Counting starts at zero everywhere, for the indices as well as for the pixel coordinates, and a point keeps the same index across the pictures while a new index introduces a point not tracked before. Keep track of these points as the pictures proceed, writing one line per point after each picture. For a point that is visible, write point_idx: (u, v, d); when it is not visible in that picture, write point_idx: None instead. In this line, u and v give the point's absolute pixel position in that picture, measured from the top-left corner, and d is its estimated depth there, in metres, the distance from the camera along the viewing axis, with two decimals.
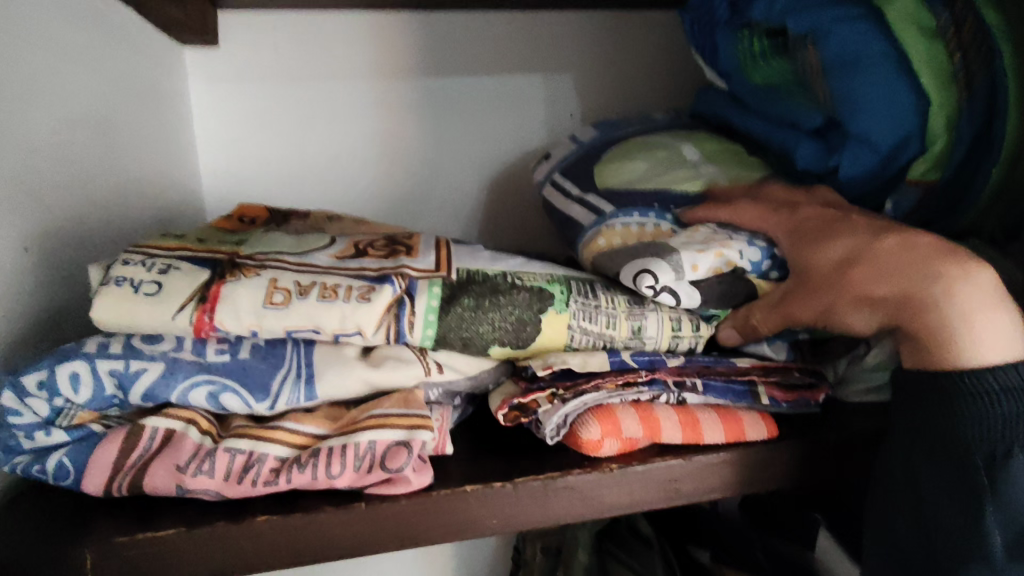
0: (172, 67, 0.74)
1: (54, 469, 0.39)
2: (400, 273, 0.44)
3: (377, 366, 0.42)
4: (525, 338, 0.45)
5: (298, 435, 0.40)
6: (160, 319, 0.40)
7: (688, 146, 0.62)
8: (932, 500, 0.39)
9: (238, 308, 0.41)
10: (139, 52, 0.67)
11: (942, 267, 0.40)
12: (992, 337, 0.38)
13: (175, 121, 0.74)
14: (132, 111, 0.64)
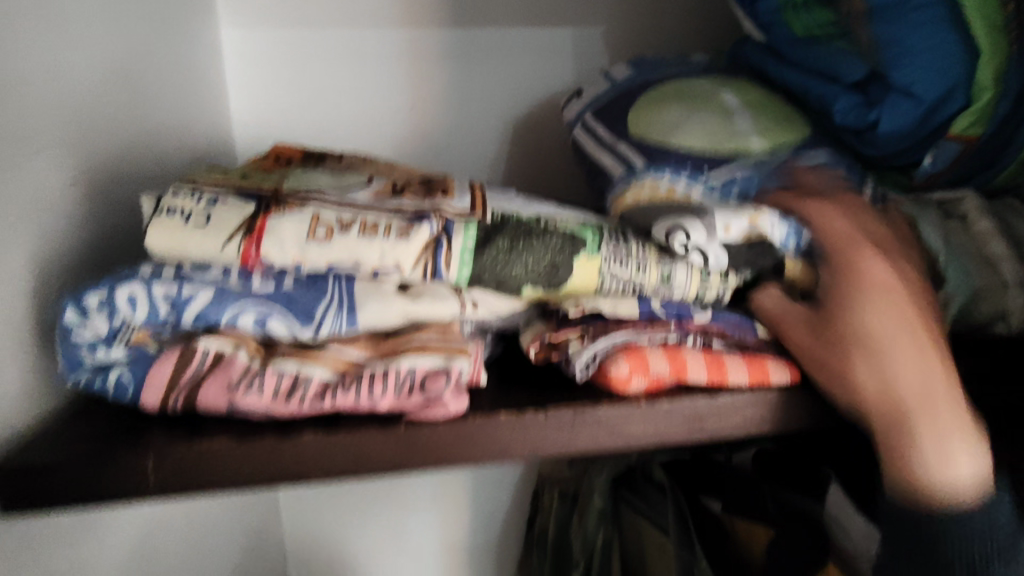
0: (205, 11, 0.74)
1: (115, 385, 0.41)
2: (437, 213, 0.45)
3: (415, 299, 0.44)
4: (557, 280, 0.46)
5: (340, 360, 0.42)
6: (212, 248, 0.42)
7: (727, 95, 0.61)
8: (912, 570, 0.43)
9: (283, 240, 0.42)
10: None
11: (932, 397, 0.43)
12: (961, 471, 0.43)
13: (207, 64, 0.74)
14: (168, 55, 0.65)
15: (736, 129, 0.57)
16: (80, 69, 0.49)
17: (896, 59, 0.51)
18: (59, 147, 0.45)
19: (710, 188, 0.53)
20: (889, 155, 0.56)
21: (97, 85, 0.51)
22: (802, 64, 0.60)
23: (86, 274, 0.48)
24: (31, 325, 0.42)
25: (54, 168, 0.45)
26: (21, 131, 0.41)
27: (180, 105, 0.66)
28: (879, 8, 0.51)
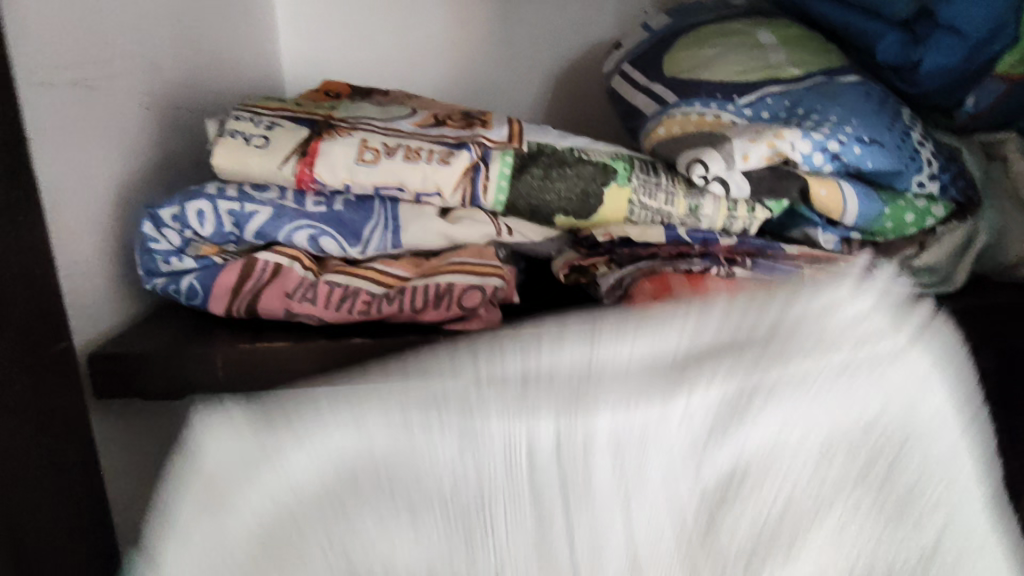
0: None
1: (186, 290, 0.46)
2: (476, 142, 0.48)
3: (455, 224, 0.48)
4: (588, 209, 0.48)
5: (386, 276, 0.46)
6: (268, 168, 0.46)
7: (763, 33, 0.62)
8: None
9: (334, 162, 0.45)
10: None
11: None
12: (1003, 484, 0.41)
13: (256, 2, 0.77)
14: None
15: (775, 66, 0.57)
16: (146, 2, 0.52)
17: None
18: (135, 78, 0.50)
19: (740, 114, 0.54)
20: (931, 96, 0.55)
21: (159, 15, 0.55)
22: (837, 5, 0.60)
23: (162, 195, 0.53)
24: (113, 235, 0.47)
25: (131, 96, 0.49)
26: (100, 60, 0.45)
27: (235, 41, 0.69)
28: None
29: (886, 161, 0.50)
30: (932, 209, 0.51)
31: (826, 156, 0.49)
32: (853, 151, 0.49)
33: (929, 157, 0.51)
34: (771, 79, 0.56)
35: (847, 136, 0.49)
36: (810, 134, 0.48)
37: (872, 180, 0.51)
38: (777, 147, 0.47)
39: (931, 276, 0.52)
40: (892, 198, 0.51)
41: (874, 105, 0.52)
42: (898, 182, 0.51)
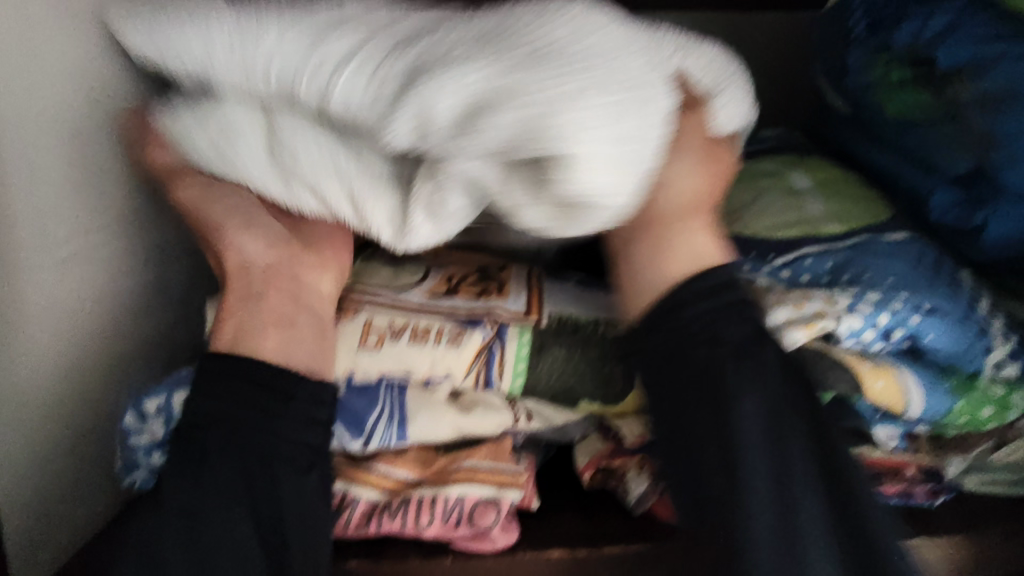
0: None
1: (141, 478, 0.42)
2: (490, 316, 0.43)
3: (468, 412, 0.42)
4: (614, 392, 0.43)
5: (388, 479, 0.41)
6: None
7: (800, 172, 0.57)
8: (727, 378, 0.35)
9: (334, 355, 0.42)
10: None
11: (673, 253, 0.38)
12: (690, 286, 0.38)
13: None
14: None
15: (806, 217, 0.51)
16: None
17: (1008, 159, 0.46)
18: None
19: (779, 277, 0.47)
20: (996, 264, 0.51)
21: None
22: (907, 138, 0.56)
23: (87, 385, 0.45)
24: (65, 415, 0.43)
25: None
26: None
27: None
28: (993, 101, 0.47)
29: (950, 338, 0.43)
30: (1014, 399, 0.44)
31: (876, 332, 0.43)
32: (909, 320, 0.43)
33: (1000, 332, 0.44)
34: (807, 236, 0.50)
35: (900, 305, 0.43)
36: (857, 307, 0.43)
37: (938, 360, 0.44)
38: (820, 326, 0.41)
39: (1009, 475, 0.47)
40: (963, 386, 0.44)
41: (930, 271, 0.46)
42: (967, 362, 0.44)
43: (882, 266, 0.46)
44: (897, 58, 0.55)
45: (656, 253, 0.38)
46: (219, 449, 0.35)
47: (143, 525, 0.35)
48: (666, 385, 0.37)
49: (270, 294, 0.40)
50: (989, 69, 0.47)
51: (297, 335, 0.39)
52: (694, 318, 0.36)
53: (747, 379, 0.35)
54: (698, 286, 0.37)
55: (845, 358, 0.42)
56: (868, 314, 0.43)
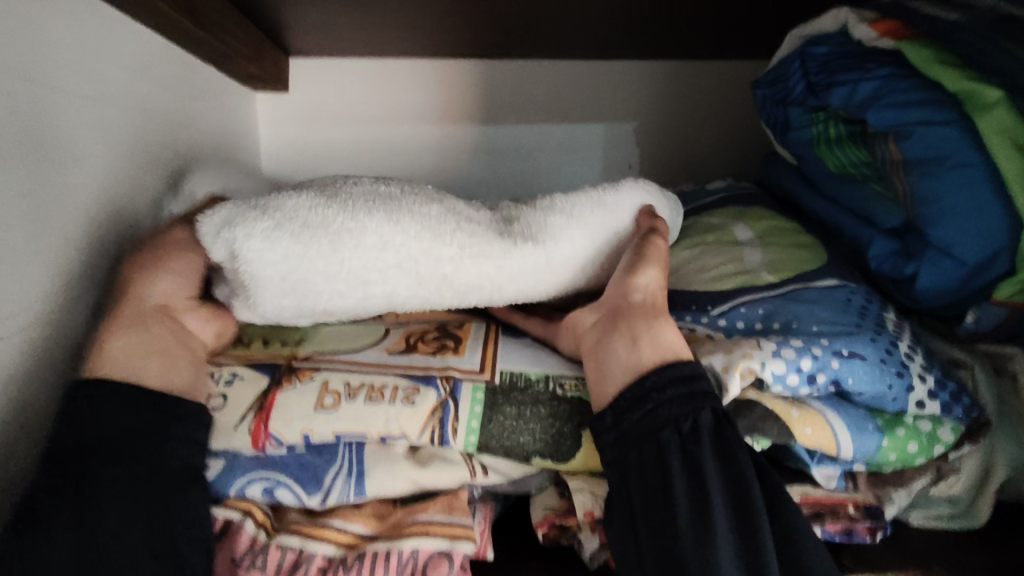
0: (227, 111, 0.82)
1: None
2: (445, 375, 0.46)
3: (423, 467, 0.44)
4: (563, 450, 0.45)
5: (344, 534, 0.42)
6: (227, 423, 0.44)
7: (742, 226, 0.61)
8: (697, 444, 0.39)
9: (290, 416, 0.44)
10: (193, 89, 0.72)
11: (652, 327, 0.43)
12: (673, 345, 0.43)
13: (218, 127, 0.79)
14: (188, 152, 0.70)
15: (744, 266, 0.55)
16: (123, 99, 0.57)
17: (932, 216, 0.49)
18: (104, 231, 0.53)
19: (715, 325, 0.50)
20: (933, 308, 0.54)
21: (149, 165, 0.61)
22: (848, 194, 0.59)
23: None
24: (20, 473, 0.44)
25: (70, 108, 0.49)
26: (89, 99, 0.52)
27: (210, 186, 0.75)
28: (914, 162, 0.51)
29: (869, 380, 0.46)
30: (940, 433, 0.47)
31: (801, 378, 0.45)
32: (831, 365, 0.45)
33: (922, 370, 0.47)
34: (744, 287, 0.53)
35: (820, 350, 0.46)
36: (782, 352, 0.45)
37: (862, 401, 0.47)
38: (747, 368, 0.44)
39: (949, 509, 0.49)
40: (888, 424, 0.47)
41: (856, 317, 0.50)
42: (890, 403, 0.46)
43: (806, 312, 0.50)
44: (835, 114, 0.59)
45: (633, 341, 0.43)
46: (111, 459, 0.38)
47: (31, 553, 0.35)
48: (637, 451, 0.40)
49: (157, 328, 0.43)
50: (910, 134, 0.51)
51: (172, 364, 0.43)
52: (668, 398, 0.40)
53: (714, 458, 0.39)
54: (667, 370, 0.41)
55: (776, 406, 0.45)
56: (794, 360, 0.45)
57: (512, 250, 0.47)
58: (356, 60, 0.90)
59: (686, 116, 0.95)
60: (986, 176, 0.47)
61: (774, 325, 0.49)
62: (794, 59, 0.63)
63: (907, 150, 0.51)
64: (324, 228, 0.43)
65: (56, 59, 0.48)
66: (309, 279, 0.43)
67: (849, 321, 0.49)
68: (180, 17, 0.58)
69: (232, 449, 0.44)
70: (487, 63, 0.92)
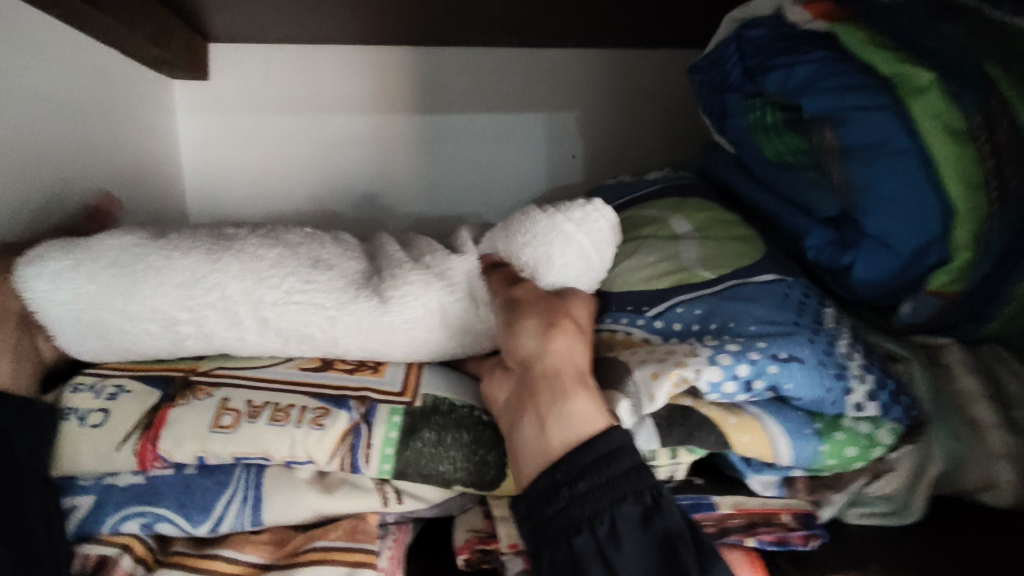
0: (132, 95, 0.76)
1: None
2: (360, 397, 0.42)
3: (329, 494, 0.40)
4: (485, 479, 0.42)
5: (235, 565, 0.38)
6: (104, 445, 0.39)
7: (678, 219, 0.59)
8: (617, 539, 0.37)
9: (181, 434, 0.39)
10: (83, 74, 0.66)
11: (560, 401, 0.40)
12: (576, 418, 0.39)
13: (119, 115, 0.73)
14: (77, 137, 0.64)
15: (679, 265, 0.52)
16: None
17: (867, 206, 0.48)
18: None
19: (650, 328, 0.47)
20: (871, 301, 0.52)
21: None
22: (785, 183, 0.57)
23: None
24: None
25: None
26: None
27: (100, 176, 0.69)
28: (852, 148, 0.49)
29: (807, 386, 0.43)
30: (879, 435, 0.45)
31: (738, 385, 0.42)
32: (768, 371, 0.43)
33: (861, 370, 0.45)
34: (679, 286, 0.50)
35: (757, 354, 0.43)
36: (717, 358, 0.42)
37: (801, 405, 0.45)
38: (680, 376, 0.41)
39: (885, 505, 0.47)
40: (827, 427, 0.45)
41: (794, 316, 0.47)
42: (828, 406, 0.44)
43: (742, 312, 0.47)
44: (771, 100, 0.58)
45: (540, 423, 0.39)
46: None
47: None
48: (552, 548, 0.37)
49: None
50: (845, 120, 0.49)
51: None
52: (581, 494, 0.37)
53: (635, 554, 0.36)
54: (580, 456, 0.38)
55: (712, 413, 0.43)
56: (729, 367, 0.42)
57: (350, 302, 0.44)
58: (280, 45, 0.85)
59: (630, 105, 0.92)
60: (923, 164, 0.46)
61: (711, 326, 0.47)
62: (729, 43, 0.60)
63: (844, 137, 0.49)
64: (130, 267, 0.42)
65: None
66: (115, 319, 0.42)
67: (787, 319, 0.47)
68: None
69: (113, 471, 0.39)
70: (422, 50, 0.87)
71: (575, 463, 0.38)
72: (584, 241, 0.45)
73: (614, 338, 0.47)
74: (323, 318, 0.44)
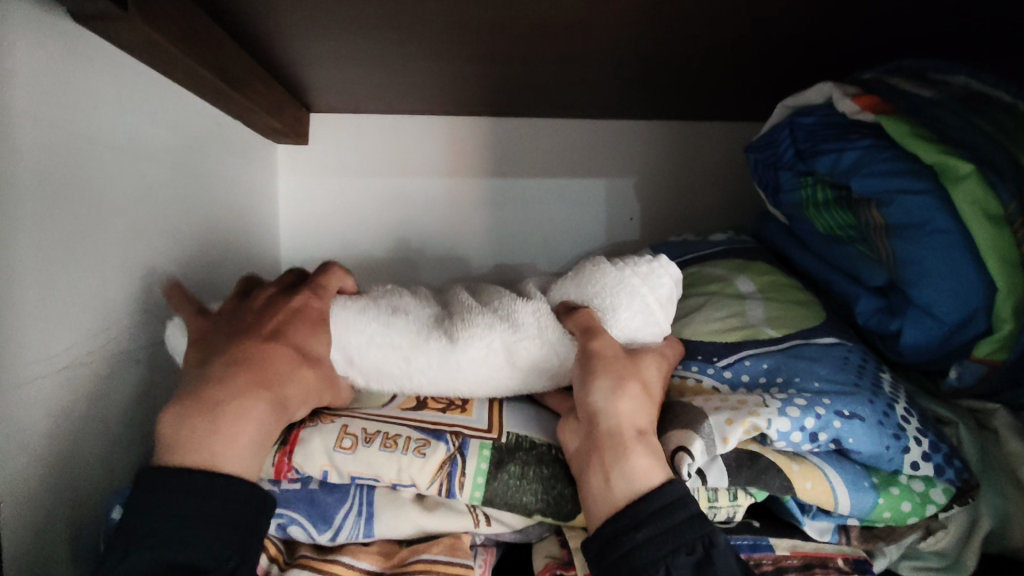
0: (250, 158, 0.87)
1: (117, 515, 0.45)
2: (454, 432, 0.48)
3: (431, 512, 0.47)
4: (565, 509, 0.47)
5: (352, 569, 0.44)
6: None
7: (743, 279, 0.65)
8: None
9: (311, 451, 0.46)
10: (220, 143, 0.77)
11: (623, 457, 0.43)
12: (641, 473, 0.43)
13: (240, 176, 0.84)
14: (214, 196, 0.75)
15: (750, 324, 0.59)
16: (161, 151, 0.62)
17: (914, 276, 0.53)
18: (139, 266, 0.56)
19: (720, 377, 0.53)
20: (918, 364, 0.57)
21: (179, 214, 0.65)
22: (836, 253, 0.63)
23: (94, 454, 0.50)
24: (62, 496, 0.46)
25: (108, 162, 0.52)
26: (126, 158, 0.55)
27: (229, 232, 0.80)
28: (895, 226, 0.54)
29: (868, 442, 0.48)
30: (931, 493, 0.48)
31: (804, 435, 0.47)
32: (833, 425, 0.48)
33: (918, 433, 0.49)
34: (747, 341, 0.56)
35: (824, 410, 0.48)
36: (787, 410, 0.47)
37: (860, 459, 0.49)
38: (753, 425, 0.46)
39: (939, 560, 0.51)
40: (883, 482, 0.49)
41: (853, 375, 0.52)
42: (886, 462, 0.48)
43: (808, 369, 0.53)
44: (822, 179, 0.64)
45: (606, 477, 0.43)
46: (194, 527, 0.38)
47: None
48: None
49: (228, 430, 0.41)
50: (890, 201, 0.54)
51: (270, 420, 0.43)
52: (641, 542, 0.41)
53: None
54: (641, 509, 0.41)
55: (777, 459, 0.47)
56: (798, 418, 0.47)
57: (423, 345, 0.49)
58: (372, 115, 0.96)
59: (685, 170, 1.00)
60: (962, 243, 0.51)
61: (777, 378, 0.53)
62: (783, 128, 0.67)
63: (889, 216, 0.55)
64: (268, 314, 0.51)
65: (102, 117, 0.52)
66: None
67: (848, 379, 0.52)
68: (218, 83, 0.63)
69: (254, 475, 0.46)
70: (496, 121, 0.97)
71: (635, 513, 0.41)
72: (648, 294, 0.51)
73: (687, 384, 0.53)
74: (400, 357, 0.49)
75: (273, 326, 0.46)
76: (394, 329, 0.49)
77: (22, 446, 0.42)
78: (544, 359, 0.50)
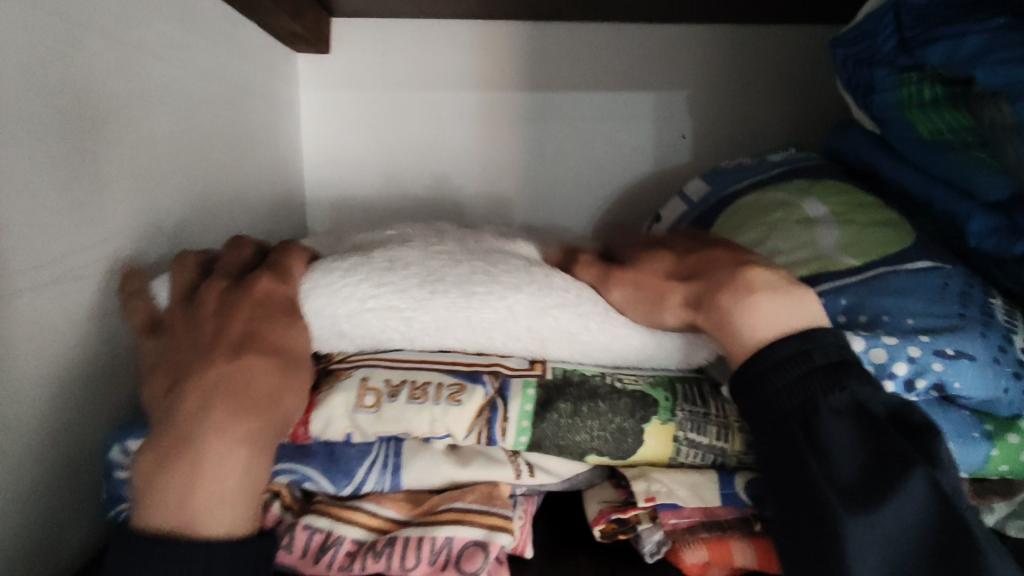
0: (269, 68, 0.79)
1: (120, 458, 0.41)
2: (492, 372, 0.43)
3: (466, 466, 0.41)
4: (626, 449, 0.42)
5: (375, 517, 0.39)
6: None
7: (812, 202, 0.55)
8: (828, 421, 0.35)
9: (332, 413, 0.41)
10: (238, 51, 0.69)
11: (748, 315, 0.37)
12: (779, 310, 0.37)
13: (259, 87, 0.76)
14: (229, 108, 0.67)
15: (822, 253, 0.49)
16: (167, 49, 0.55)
17: None
18: (142, 182, 0.50)
19: None
20: None
21: (187, 122, 0.58)
22: (940, 164, 0.53)
23: (95, 388, 0.45)
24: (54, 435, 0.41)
25: (103, 55, 0.45)
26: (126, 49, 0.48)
27: (248, 149, 0.72)
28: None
29: (977, 385, 0.41)
30: None
31: (897, 383, 0.41)
32: (932, 369, 0.41)
33: None
34: (820, 275, 0.48)
35: (921, 350, 0.41)
36: (873, 356, 0.41)
37: (969, 404, 0.42)
38: None
39: None
40: (999, 428, 0.41)
41: (956, 308, 0.44)
42: (1003, 407, 0.41)
43: (897, 305, 0.44)
44: (931, 74, 0.53)
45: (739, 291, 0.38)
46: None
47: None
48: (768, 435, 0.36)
49: (213, 473, 0.34)
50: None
51: (261, 451, 0.36)
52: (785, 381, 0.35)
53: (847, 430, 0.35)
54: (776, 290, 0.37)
55: None
56: (884, 364, 0.40)
57: (424, 302, 0.42)
58: (397, 20, 0.86)
59: (747, 79, 0.88)
60: None
61: (860, 320, 0.44)
62: (884, 11, 0.55)
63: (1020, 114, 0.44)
64: None
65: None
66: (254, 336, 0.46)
67: (951, 312, 0.43)
68: None
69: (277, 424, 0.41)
70: (535, 24, 0.86)
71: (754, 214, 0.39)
72: None
73: None
74: (400, 319, 0.42)
75: (238, 326, 0.38)
76: (372, 274, 0.42)
77: (4, 377, 0.37)
78: (580, 320, 0.43)
